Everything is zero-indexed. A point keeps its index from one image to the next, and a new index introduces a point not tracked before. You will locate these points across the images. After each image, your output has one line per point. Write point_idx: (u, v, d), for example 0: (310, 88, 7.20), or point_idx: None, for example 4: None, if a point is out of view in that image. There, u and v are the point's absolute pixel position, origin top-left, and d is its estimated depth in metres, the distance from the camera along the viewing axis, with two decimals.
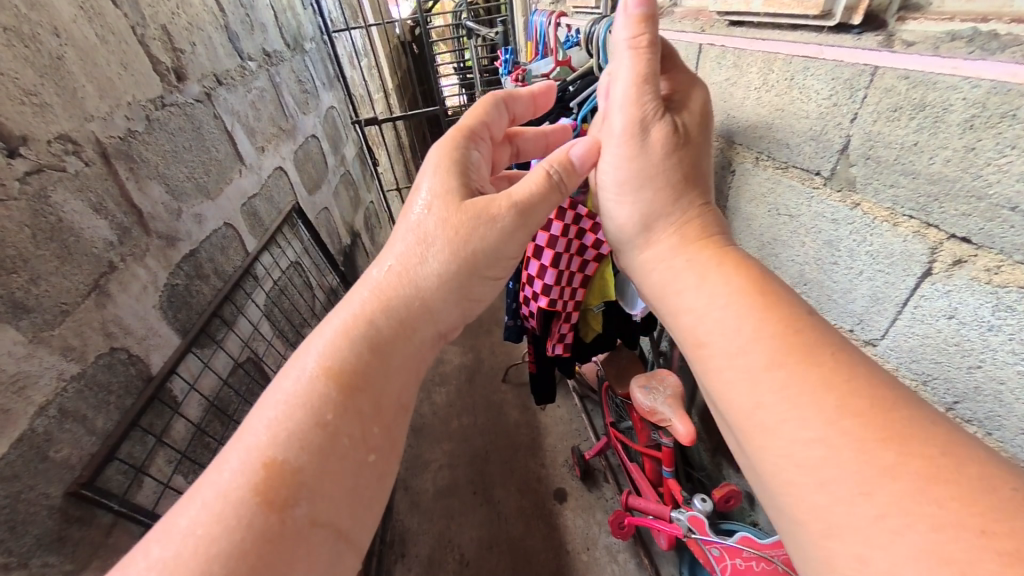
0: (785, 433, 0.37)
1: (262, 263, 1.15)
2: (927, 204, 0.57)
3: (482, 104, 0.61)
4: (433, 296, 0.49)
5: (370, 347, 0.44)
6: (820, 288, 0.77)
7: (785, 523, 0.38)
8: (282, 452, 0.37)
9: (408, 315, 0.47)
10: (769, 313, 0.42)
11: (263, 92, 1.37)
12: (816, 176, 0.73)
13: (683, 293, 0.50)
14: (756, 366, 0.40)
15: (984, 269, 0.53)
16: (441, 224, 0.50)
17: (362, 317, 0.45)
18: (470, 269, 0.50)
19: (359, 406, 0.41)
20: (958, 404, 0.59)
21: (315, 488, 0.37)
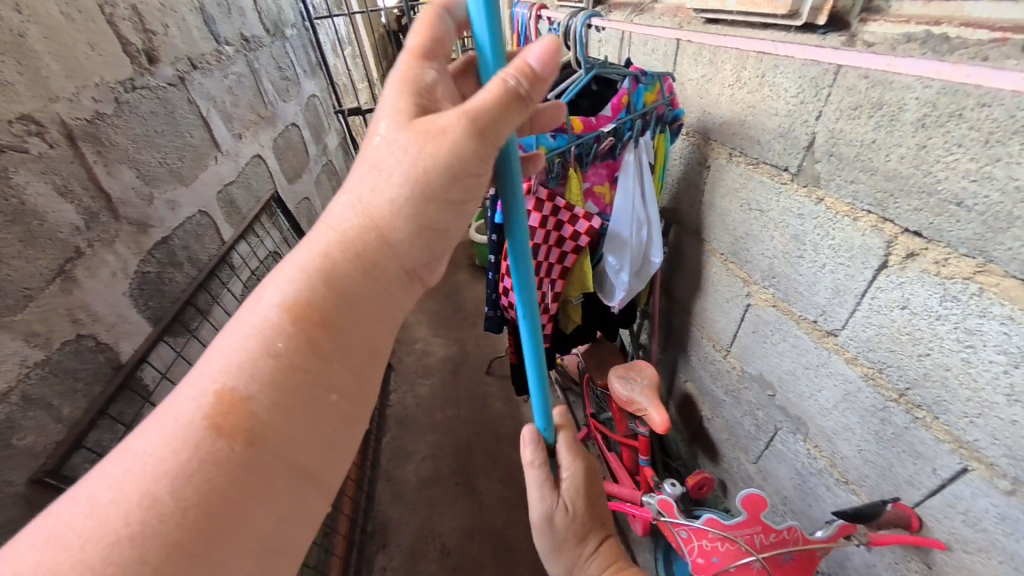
0: None
1: (238, 252, 1.13)
2: (883, 199, 0.60)
3: (426, 17, 0.49)
4: (387, 231, 0.42)
5: (328, 285, 0.40)
6: (787, 281, 0.80)
7: None
8: (238, 385, 0.36)
9: (365, 249, 0.42)
10: None
11: (240, 77, 1.34)
12: (784, 172, 0.75)
13: None
14: None
15: (933, 261, 0.56)
16: (392, 144, 0.42)
17: (320, 254, 0.41)
18: (432, 204, 0.43)
19: (315, 341, 0.39)
20: (910, 390, 0.62)
21: (267, 424, 0.36)
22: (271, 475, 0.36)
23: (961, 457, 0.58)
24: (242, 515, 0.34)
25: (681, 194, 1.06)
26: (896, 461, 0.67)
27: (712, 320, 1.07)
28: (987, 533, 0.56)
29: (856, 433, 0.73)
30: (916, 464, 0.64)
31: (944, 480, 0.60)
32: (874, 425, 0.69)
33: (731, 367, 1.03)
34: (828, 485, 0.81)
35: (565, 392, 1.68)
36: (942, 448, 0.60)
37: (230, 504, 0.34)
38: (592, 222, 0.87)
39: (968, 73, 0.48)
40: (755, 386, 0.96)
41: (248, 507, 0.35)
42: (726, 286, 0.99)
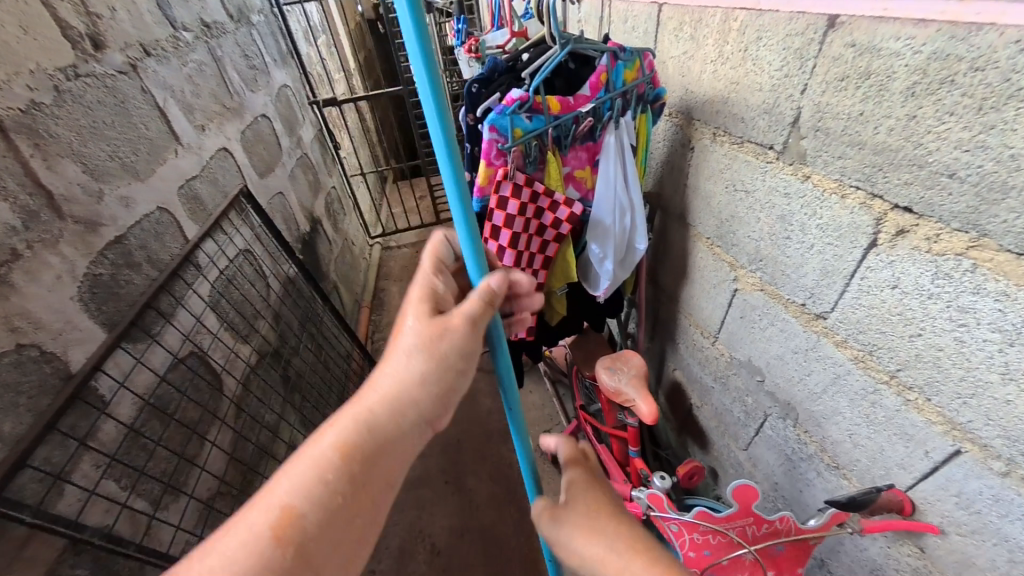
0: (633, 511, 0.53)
1: (204, 250, 1.06)
2: (872, 174, 0.57)
3: (434, 249, 0.55)
4: (412, 406, 0.45)
5: (369, 428, 0.44)
6: (774, 264, 0.77)
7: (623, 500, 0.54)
8: (298, 506, 0.39)
9: (387, 426, 0.44)
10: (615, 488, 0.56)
11: (202, 65, 1.26)
12: (769, 150, 0.72)
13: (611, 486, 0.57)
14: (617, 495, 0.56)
15: (924, 237, 0.54)
16: (418, 335, 0.46)
17: (361, 409, 0.45)
18: (451, 388, 0.47)
19: (358, 475, 0.42)
20: (901, 371, 0.60)
21: (311, 549, 0.39)
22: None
23: (954, 439, 0.56)
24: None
25: (665, 178, 1.03)
26: (887, 445, 0.65)
27: (699, 306, 1.05)
28: (980, 515, 0.55)
29: (846, 418, 0.71)
30: (908, 447, 0.62)
31: (937, 463, 0.59)
32: (864, 409, 0.68)
33: (719, 354, 1.01)
34: (819, 471, 0.80)
35: (554, 385, 1.66)
36: (934, 431, 0.58)
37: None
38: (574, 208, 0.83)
39: (976, 9, 0.43)
40: (744, 373, 0.94)
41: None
42: (712, 272, 0.96)
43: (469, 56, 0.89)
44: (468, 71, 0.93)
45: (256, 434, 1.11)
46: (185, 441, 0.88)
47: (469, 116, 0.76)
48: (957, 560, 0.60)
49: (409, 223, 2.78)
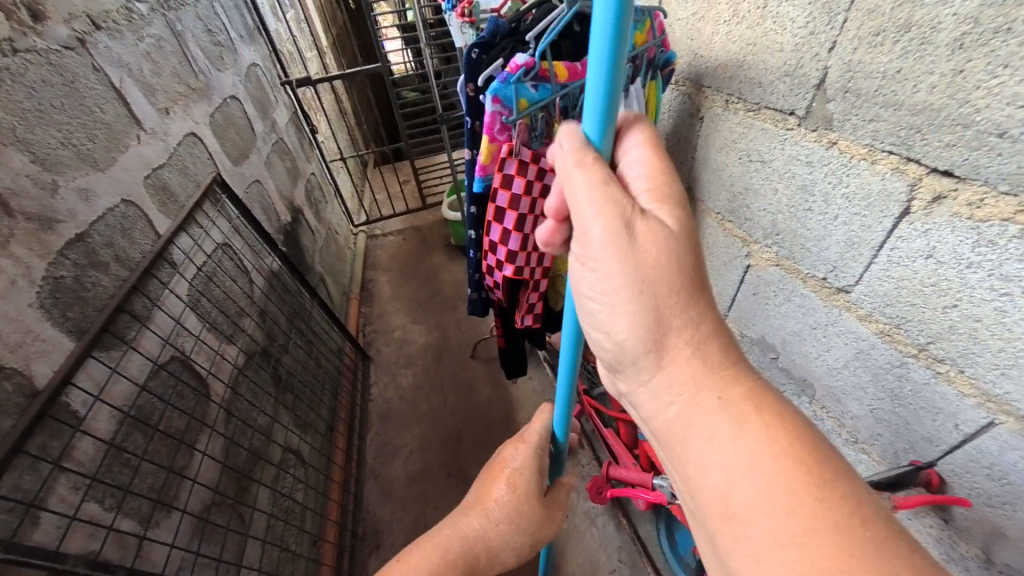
0: (716, 450, 0.42)
1: (179, 246, 0.97)
2: (908, 136, 0.54)
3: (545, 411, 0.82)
4: (501, 558, 0.71)
5: (479, 547, 0.69)
6: (793, 238, 0.74)
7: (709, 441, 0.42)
8: None
9: (485, 562, 0.69)
10: (745, 417, 0.41)
11: (161, 41, 1.14)
12: (789, 116, 0.68)
13: (712, 436, 0.42)
14: (709, 403, 0.44)
15: (966, 203, 0.51)
16: (522, 500, 0.73)
17: (467, 538, 0.69)
18: (527, 545, 0.74)
19: None
20: (932, 344, 0.58)
21: None
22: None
23: (988, 411, 0.55)
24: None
25: (671, 152, 0.99)
26: (913, 419, 0.64)
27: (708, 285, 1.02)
28: (1014, 486, 0.54)
29: (868, 392, 0.70)
30: (936, 420, 0.61)
31: (967, 435, 0.58)
32: (888, 383, 0.66)
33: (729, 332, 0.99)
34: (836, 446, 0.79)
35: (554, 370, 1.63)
36: (966, 403, 0.57)
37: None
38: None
39: None
40: (756, 351, 0.92)
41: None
42: (722, 248, 0.93)
43: (462, 19, 0.81)
44: (461, 38, 0.85)
45: (249, 439, 1.05)
46: (172, 453, 0.82)
47: (469, 86, 0.69)
48: (985, 530, 0.59)
49: (394, 210, 2.68)
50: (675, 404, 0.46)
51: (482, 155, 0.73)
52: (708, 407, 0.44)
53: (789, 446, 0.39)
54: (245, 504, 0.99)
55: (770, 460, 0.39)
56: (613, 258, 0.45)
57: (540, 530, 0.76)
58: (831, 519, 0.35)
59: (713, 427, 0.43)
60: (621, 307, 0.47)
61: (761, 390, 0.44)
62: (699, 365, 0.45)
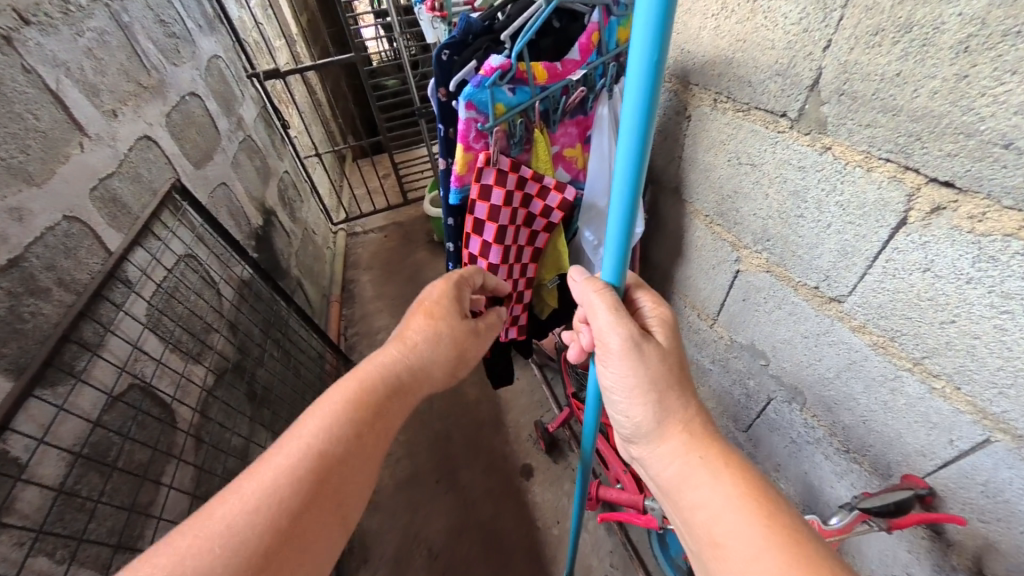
0: (701, 496, 0.52)
1: (134, 262, 0.90)
2: (906, 144, 0.50)
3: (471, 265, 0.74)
4: (425, 379, 0.62)
5: (398, 379, 0.59)
6: (784, 244, 0.71)
7: (696, 492, 0.52)
8: (337, 441, 0.51)
9: (409, 383, 0.60)
10: (720, 468, 0.52)
11: (106, 34, 1.03)
12: (781, 118, 0.64)
13: (696, 486, 0.53)
14: (695, 460, 0.54)
15: (966, 216, 0.48)
16: (447, 327, 0.64)
17: (384, 371, 0.59)
18: (455, 359, 0.65)
19: (381, 421, 0.56)
20: (927, 358, 0.57)
21: (350, 461, 0.52)
22: (306, 527, 0.47)
23: (984, 428, 0.53)
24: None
25: (656, 151, 0.94)
26: (906, 431, 0.63)
27: (697, 287, 0.99)
28: (1009, 504, 0.53)
29: (860, 403, 0.68)
30: (930, 435, 0.60)
31: (962, 451, 0.56)
32: (882, 394, 0.65)
33: (718, 336, 0.97)
34: (827, 454, 0.78)
35: (542, 370, 1.60)
36: (962, 419, 0.55)
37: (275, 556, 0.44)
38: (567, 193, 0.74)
39: None
40: (745, 356, 0.90)
41: (300, 550, 0.46)
42: (711, 251, 0.90)
43: (432, 14, 0.75)
44: (432, 33, 0.78)
45: (223, 462, 1.00)
46: (135, 489, 0.77)
47: (440, 90, 0.63)
48: (977, 544, 0.58)
49: (375, 207, 2.59)
50: (671, 465, 0.56)
51: (456, 165, 0.67)
52: (694, 464, 0.54)
53: (750, 488, 0.49)
54: None
55: (740, 499, 0.49)
56: (627, 365, 0.56)
57: (467, 339, 0.66)
58: (793, 543, 0.43)
59: (696, 478, 0.53)
60: (635, 399, 0.58)
61: (731, 450, 0.54)
62: (687, 435, 0.56)
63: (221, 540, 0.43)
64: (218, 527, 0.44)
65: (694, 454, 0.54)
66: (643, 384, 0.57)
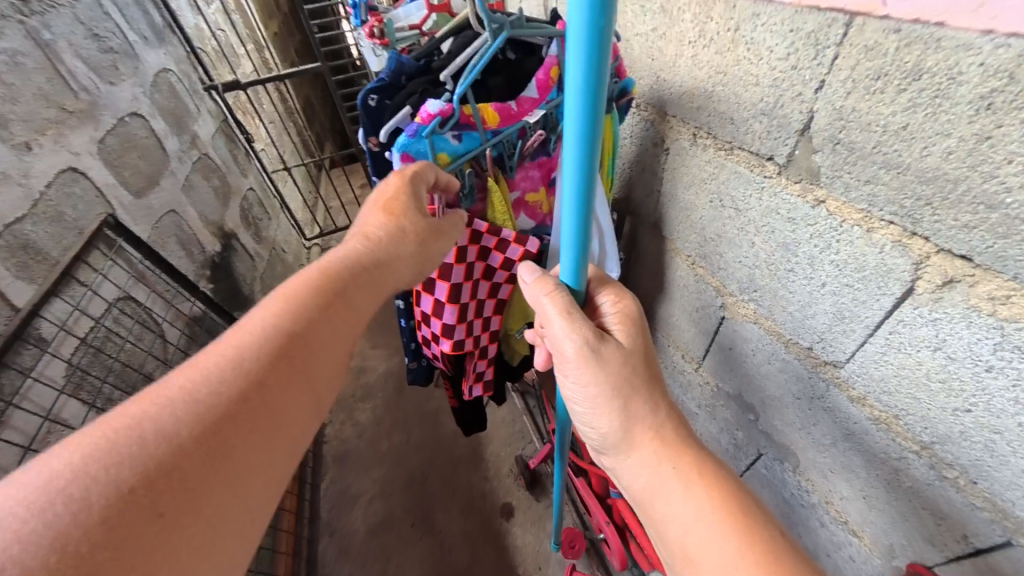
0: (675, 509, 0.46)
1: (49, 318, 0.80)
2: (915, 209, 0.43)
3: None
4: (391, 267, 0.53)
5: (359, 268, 0.50)
6: (773, 297, 0.64)
7: (669, 505, 0.46)
8: (286, 328, 0.43)
9: (374, 272, 0.51)
10: (695, 476, 0.46)
11: (17, 56, 0.92)
12: (767, 162, 0.56)
13: (669, 500, 0.46)
14: (667, 469, 0.47)
15: (986, 296, 0.41)
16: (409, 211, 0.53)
17: (344, 259, 0.50)
18: (425, 250, 0.55)
19: (341, 310, 0.47)
20: (938, 444, 0.50)
21: (307, 348, 0.43)
22: (261, 401, 0.39)
23: (1004, 529, 0.46)
24: (228, 450, 0.36)
25: (634, 182, 0.86)
26: (913, 516, 0.56)
27: (680, 327, 0.91)
28: None
29: (861, 477, 0.61)
30: (940, 525, 0.53)
31: (977, 549, 0.50)
32: (884, 472, 0.57)
33: (704, 381, 0.90)
34: (823, 521, 0.71)
35: (523, 398, 1.52)
36: (979, 515, 0.48)
37: (228, 422, 0.37)
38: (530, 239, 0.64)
39: None
40: (733, 407, 0.83)
41: (258, 435, 0.38)
42: (694, 293, 0.83)
43: (373, 41, 0.65)
44: (375, 61, 0.69)
45: None
46: None
47: (371, 139, 0.56)
48: None
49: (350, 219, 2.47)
50: (642, 476, 0.49)
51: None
52: (666, 475, 0.47)
53: (726, 506, 0.43)
54: None
55: (718, 515, 0.43)
56: (585, 373, 0.49)
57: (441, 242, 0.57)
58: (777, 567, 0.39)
59: (668, 489, 0.47)
60: (599, 412, 0.51)
61: (708, 461, 0.47)
62: (659, 444, 0.48)
63: (161, 411, 0.35)
64: (159, 399, 0.36)
65: (666, 462, 0.48)
66: (605, 392, 0.49)
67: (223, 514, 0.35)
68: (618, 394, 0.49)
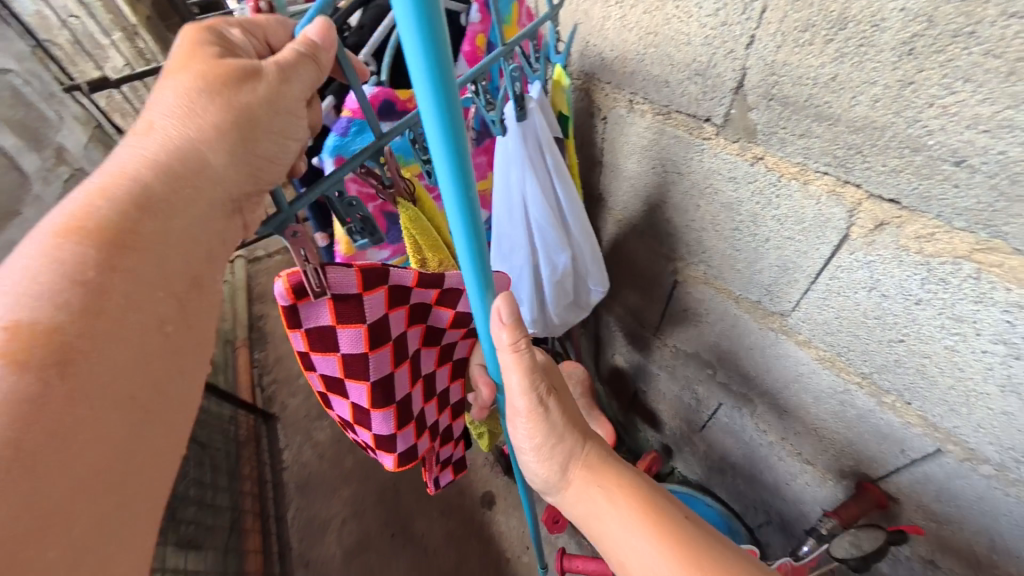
0: (617, 533, 0.44)
1: None
2: (846, 157, 0.44)
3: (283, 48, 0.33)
4: (210, 163, 0.33)
5: (163, 177, 0.32)
6: (721, 257, 0.65)
7: (615, 535, 0.44)
8: (79, 260, 0.29)
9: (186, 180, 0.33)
10: (629, 498, 0.45)
11: None
12: (705, 124, 0.56)
13: (613, 528, 0.44)
14: (602, 497, 0.46)
15: (913, 235, 0.43)
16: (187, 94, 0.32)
17: (130, 166, 0.32)
18: (240, 131, 0.33)
19: (149, 235, 0.32)
20: (876, 374, 0.54)
21: (130, 284, 0.31)
22: (78, 375, 0.28)
23: (934, 440, 0.52)
24: (43, 420, 0.26)
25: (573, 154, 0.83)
26: (857, 440, 0.61)
27: (634, 296, 0.92)
28: (961, 509, 0.53)
29: (812, 413, 0.66)
30: (881, 444, 0.58)
31: (913, 460, 0.55)
32: (832, 406, 0.62)
33: (662, 344, 0.92)
34: (781, 456, 0.77)
35: None
36: (912, 432, 0.53)
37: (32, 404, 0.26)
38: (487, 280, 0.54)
39: None
40: (691, 364, 0.87)
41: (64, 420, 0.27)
42: (646, 262, 0.83)
43: None
44: None
45: None
46: None
47: None
48: (931, 542, 0.58)
49: None
50: (587, 509, 0.47)
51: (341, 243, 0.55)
52: (605, 502, 0.45)
53: (644, 505, 0.44)
54: None
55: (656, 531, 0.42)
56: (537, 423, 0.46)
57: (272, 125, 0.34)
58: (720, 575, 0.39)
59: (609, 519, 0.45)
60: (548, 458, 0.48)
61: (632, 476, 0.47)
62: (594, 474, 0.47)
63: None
64: None
65: (602, 491, 0.46)
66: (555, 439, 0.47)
67: (94, 490, 0.27)
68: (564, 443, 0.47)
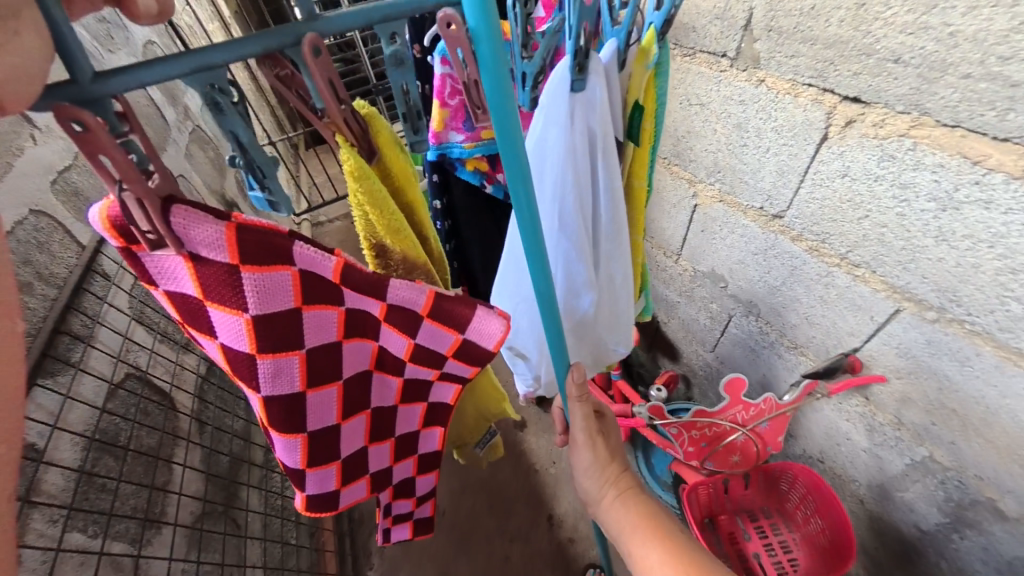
0: (637, 543, 0.60)
1: (109, 256, 0.86)
2: (823, 69, 0.60)
3: None
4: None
5: None
6: (732, 174, 0.81)
7: (631, 541, 0.60)
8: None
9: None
10: (647, 518, 0.60)
11: None
12: (722, 58, 0.73)
13: (634, 539, 0.60)
14: (625, 513, 0.61)
15: (871, 124, 0.58)
16: None
17: None
18: None
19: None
20: (850, 252, 0.68)
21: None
22: None
23: (895, 301, 0.65)
24: None
25: None
26: (838, 317, 0.75)
27: (661, 228, 1.08)
28: (916, 360, 0.66)
29: (803, 303, 0.80)
30: (856, 317, 0.72)
31: (879, 324, 0.69)
32: (819, 291, 0.76)
33: (683, 270, 1.07)
34: (780, 354, 0.90)
35: None
36: (877, 298, 0.67)
37: None
38: (443, 308, 0.49)
39: None
40: (708, 282, 1.01)
41: None
42: (671, 191, 0.99)
43: None
44: None
45: (227, 445, 1.02)
46: (150, 471, 0.79)
47: (416, 45, 0.70)
48: (896, 399, 0.71)
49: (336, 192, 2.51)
50: (612, 515, 0.63)
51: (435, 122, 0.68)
52: (628, 517, 0.61)
53: (654, 523, 0.59)
54: (237, 507, 0.98)
55: (660, 545, 0.57)
56: (584, 450, 0.63)
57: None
58: None
59: (632, 533, 0.60)
60: (591, 477, 0.64)
61: (652, 502, 0.62)
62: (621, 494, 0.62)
63: None
64: None
65: (623, 507, 0.62)
66: (596, 462, 0.63)
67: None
68: (603, 469, 0.63)
